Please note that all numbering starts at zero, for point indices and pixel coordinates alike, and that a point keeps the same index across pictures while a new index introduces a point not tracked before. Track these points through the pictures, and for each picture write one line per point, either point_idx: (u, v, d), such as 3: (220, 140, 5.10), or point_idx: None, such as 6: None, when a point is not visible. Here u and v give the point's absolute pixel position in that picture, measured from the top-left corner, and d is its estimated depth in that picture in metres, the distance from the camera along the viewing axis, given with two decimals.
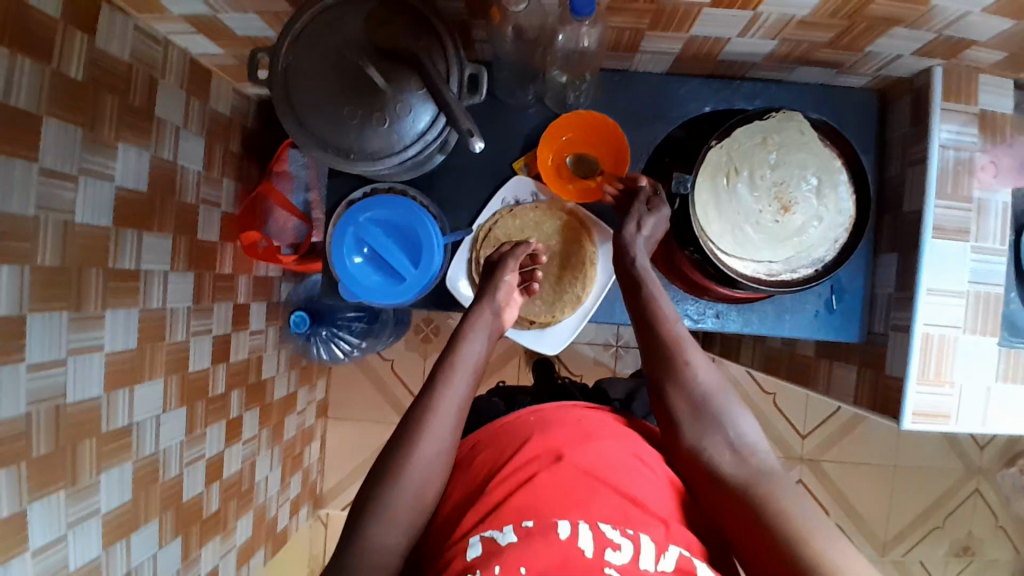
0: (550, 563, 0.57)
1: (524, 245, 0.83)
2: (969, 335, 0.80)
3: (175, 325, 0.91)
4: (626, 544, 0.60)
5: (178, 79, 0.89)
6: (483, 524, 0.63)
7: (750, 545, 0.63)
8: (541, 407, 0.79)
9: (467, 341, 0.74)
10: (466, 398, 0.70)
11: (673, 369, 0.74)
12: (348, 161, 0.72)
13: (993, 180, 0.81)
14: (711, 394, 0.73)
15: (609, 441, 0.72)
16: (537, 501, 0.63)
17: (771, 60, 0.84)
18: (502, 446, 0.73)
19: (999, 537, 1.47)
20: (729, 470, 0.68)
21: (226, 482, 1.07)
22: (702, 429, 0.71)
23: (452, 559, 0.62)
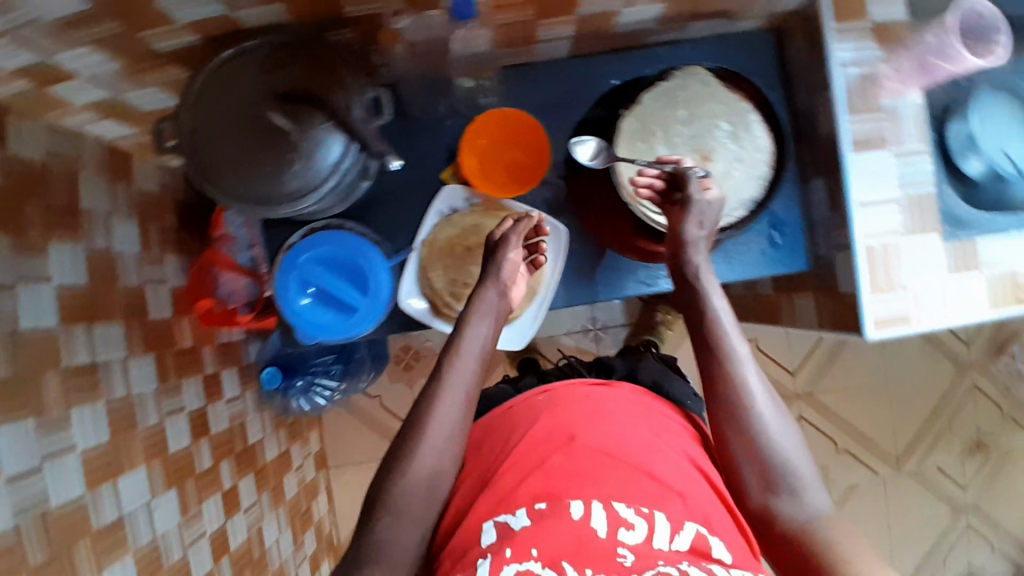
0: (564, 546, 0.65)
1: (525, 221, 0.82)
2: (909, 237, 0.83)
3: (145, 409, 0.90)
4: (640, 523, 0.67)
5: (97, 169, 0.89)
6: (499, 507, 0.71)
7: (782, 560, 0.68)
8: (551, 386, 0.85)
9: (472, 329, 0.76)
10: (473, 388, 0.73)
11: (738, 408, 0.70)
12: (271, 208, 0.71)
13: (900, 85, 0.82)
14: (778, 438, 0.70)
15: (616, 411, 0.79)
16: (550, 484, 0.71)
17: (662, 22, 0.85)
18: (513, 428, 0.80)
19: (1009, 427, 1.49)
20: (790, 519, 0.67)
21: (236, 554, 1.05)
22: (771, 480, 0.69)
23: (468, 540, 0.71)
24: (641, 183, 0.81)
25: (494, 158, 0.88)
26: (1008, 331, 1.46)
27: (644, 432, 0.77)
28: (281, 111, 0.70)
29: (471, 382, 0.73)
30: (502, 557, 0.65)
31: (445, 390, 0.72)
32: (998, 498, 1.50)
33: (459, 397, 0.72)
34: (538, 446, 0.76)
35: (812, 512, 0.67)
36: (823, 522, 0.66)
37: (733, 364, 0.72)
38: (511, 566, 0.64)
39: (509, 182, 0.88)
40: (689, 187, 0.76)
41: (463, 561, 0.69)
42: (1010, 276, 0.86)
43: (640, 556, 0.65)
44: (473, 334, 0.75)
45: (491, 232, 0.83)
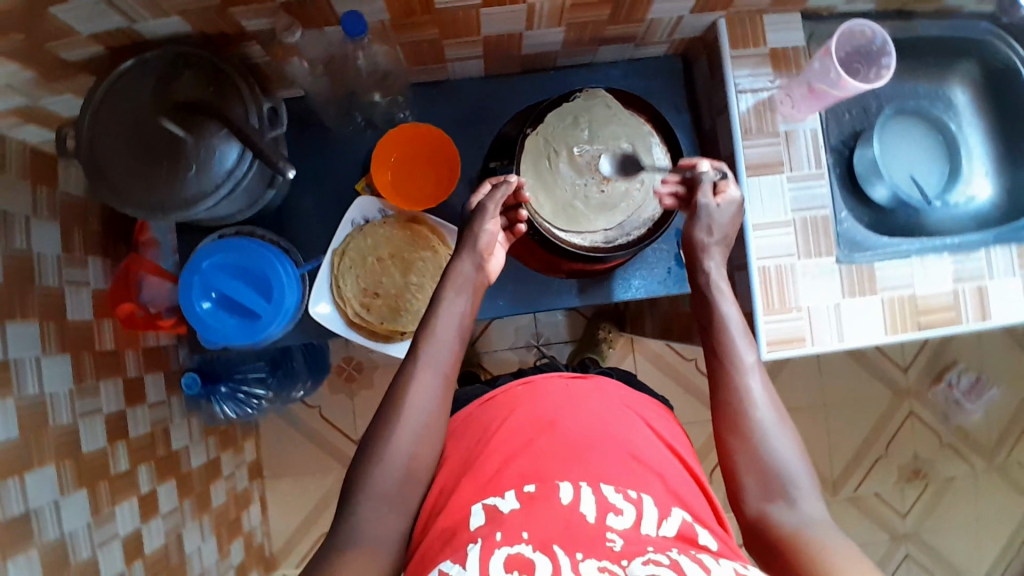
0: (553, 529, 0.60)
1: (506, 185, 0.78)
2: (804, 259, 0.85)
3: (58, 409, 0.91)
4: (629, 508, 0.64)
5: (20, 170, 0.90)
6: (484, 491, 0.66)
7: (765, 557, 0.65)
8: (532, 379, 0.80)
9: (444, 304, 0.76)
10: (450, 367, 0.74)
11: (739, 411, 0.70)
12: (165, 214, 0.72)
13: (794, 110, 0.86)
14: (777, 445, 0.68)
15: (597, 400, 0.77)
16: (539, 466, 0.67)
17: (569, 46, 0.89)
18: (494, 418, 0.76)
19: (948, 454, 1.50)
20: (781, 524, 0.65)
21: (151, 558, 1.05)
22: (768, 485, 0.67)
23: (451, 526, 0.64)
24: (663, 193, 0.81)
25: (405, 174, 0.89)
26: (945, 357, 1.48)
27: (625, 418, 0.76)
28: (176, 121, 0.72)
29: (447, 363, 0.73)
30: (492, 540, 0.59)
31: (421, 366, 0.73)
32: (938, 526, 1.50)
33: (436, 374, 0.72)
34: (521, 433, 0.72)
35: (808, 518, 0.65)
36: (816, 528, 0.64)
37: (735, 368, 0.72)
38: (502, 549, 0.58)
39: (422, 195, 0.89)
40: (701, 191, 0.77)
41: (446, 548, 0.62)
42: (908, 298, 0.88)
43: (628, 541, 0.60)
44: (447, 311, 0.75)
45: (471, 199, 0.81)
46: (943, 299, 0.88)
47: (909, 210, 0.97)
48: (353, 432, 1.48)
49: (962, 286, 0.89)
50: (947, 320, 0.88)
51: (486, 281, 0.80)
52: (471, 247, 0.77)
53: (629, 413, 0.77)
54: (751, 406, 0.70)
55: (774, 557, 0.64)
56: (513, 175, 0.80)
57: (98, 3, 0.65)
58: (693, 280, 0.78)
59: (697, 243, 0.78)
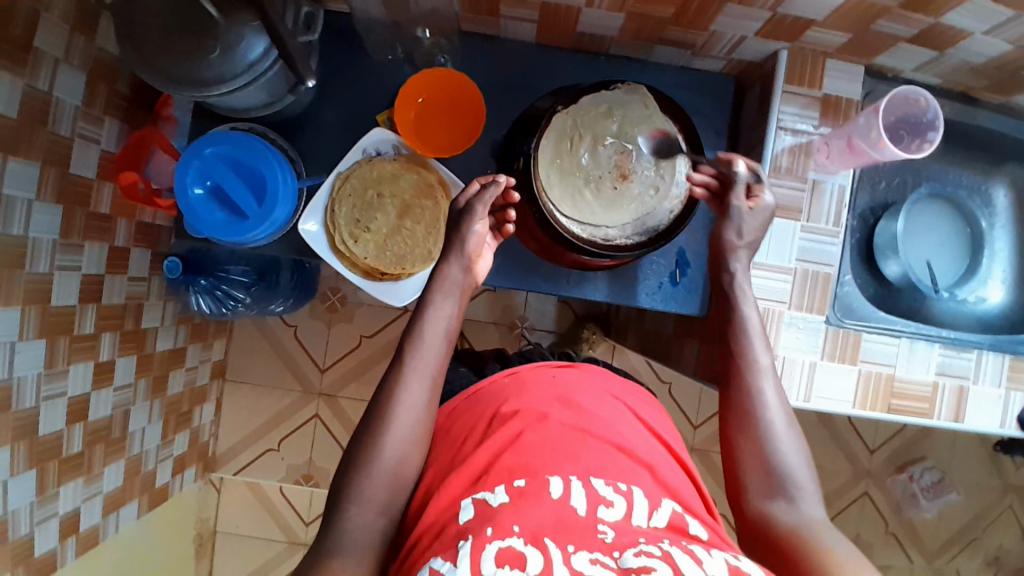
0: (545, 520, 0.58)
1: (494, 186, 0.79)
2: (794, 311, 0.83)
3: (37, 256, 0.92)
4: (619, 501, 0.63)
5: (62, 12, 0.91)
6: (474, 487, 0.64)
7: (762, 552, 0.65)
8: (517, 370, 0.81)
9: (433, 308, 0.76)
10: (437, 371, 0.74)
11: (750, 412, 0.70)
12: (178, 88, 0.72)
13: (828, 161, 0.83)
14: (786, 450, 0.68)
15: (585, 392, 0.78)
16: (526, 458, 0.66)
17: (626, 36, 0.87)
18: (485, 408, 0.76)
19: (890, 544, 1.49)
20: (782, 517, 0.65)
21: (93, 426, 1.07)
22: (771, 486, 0.66)
23: (440, 521, 0.63)
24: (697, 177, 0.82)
25: (429, 119, 0.89)
26: (915, 450, 1.47)
27: (614, 411, 0.76)
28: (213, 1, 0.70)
29: (435, 365, 0.74)
30: (483, 536, 0.57)
31: (408, 375, 0.72)
32: None
33: (424, 381, 0.73)
34: (510, 424, 0.71)
35: (810, 519, 0.64)
36: (816, 530, 0.63)
37: (753, 370, 0.72)
38: (493, 544, 0.55)
39: (439, 143, 0.89)
40: (735, 191, 0.78)
41: (435, 544, 0.59)
42: (887, 377, 0.86)
43: (619, 533, 0.59)
44: (435, 314, 0.76)
45: (456, 198, 0.81)
46: (921, 389, 0.87)
47: (916, 293, 0.95)
48: (321, 361, 1.49)
49: (944, 380, 0.87)
50: (918, 410, 0.87)
51: (474, 283, 0.81)
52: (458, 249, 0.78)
53: (616, 403, 0.78)
54: (763, 409, 0.70)
55: (776, 552, 0.63)
56: (499, 175, 0.80)
57: None
58: (720, 280, 0.79)
59: (725, 244, 0.79)
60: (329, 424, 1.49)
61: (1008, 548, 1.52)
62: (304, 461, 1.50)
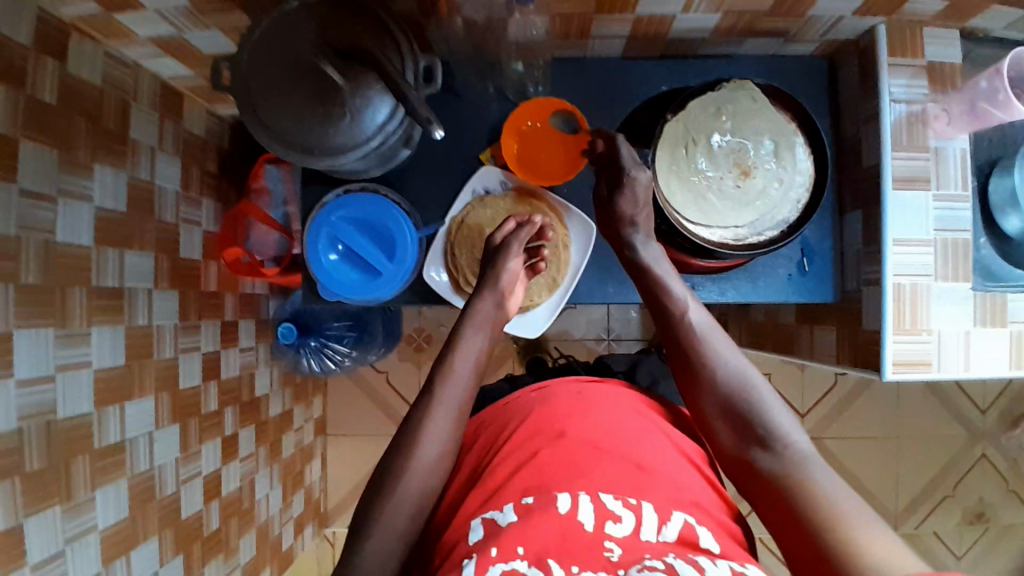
0: (551, 540, 0.60)
1: (529, 226, 0.86)
2: (941, 281, 0.82)
3: (163, 342, 0.93)
4: (628, 515, 0.63)
5: (150, 102, 0.92)
6: (488, 504, 0.67)
7: (767, 506, 0.68)
8: (545, 384, 0.83)
9: (466, 341, 0.78)
10: (463, 404, 0.74)
11: (702, 376, 0.77)
12: (313, 158, 0.73)
13: (947, 127, 0.83)
14: (769, 408, 0.73)
15: (605, 405, 0.77)
16: (540, 478, 0.67)
17: (718, 35, 0.86)
18: (507, 423, 0.78)
19: (1012, 502, 1.46)
20: (773, 466, 0.69)
21: (226, 500, 1.07)
22: (748, 442, 0.72)
23: (455, 539, 0.66)
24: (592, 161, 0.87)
25: (535, 146, 0.89)
26: None
27: (637, 427, 0.75)
28: (335, 67, 0.71)
29: (459, 396, 0.74)
30: (487, 555, 0.59)
31: (436, 405, 0.73)
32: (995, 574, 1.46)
33: (449, 412, 0.73)
34: (529, 442, 0.73)
35: (792, 456, 0.69)
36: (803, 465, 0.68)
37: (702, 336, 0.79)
38: (497, 566, 0.58)
39: (548, 172, 0.89)
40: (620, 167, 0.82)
41: (447, 563, 0.63)
42: None
43: (627, 549, 0.60)
44: (466, 348, 0.78)
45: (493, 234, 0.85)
46: None
47: None
48: None
49: None
50: None
51: (506, 317, 0.83)
52: (492, 284, 0.81)
53: (643, 420, 0.77)
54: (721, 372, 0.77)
55: (785, 513, 0.65)
56: (534, 217, 0.87)
57: None
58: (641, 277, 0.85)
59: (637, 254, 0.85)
60: None
61: None
62: None
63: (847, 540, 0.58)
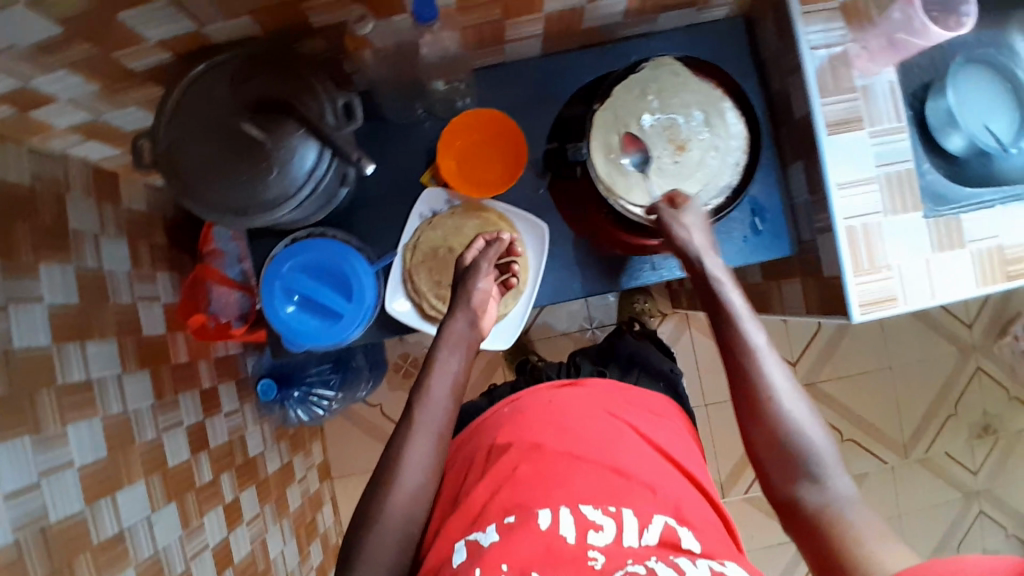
0: (534, 555, 0.65)
1: (497, 244, 0.85)
2: (891, 216, 0.82)
3: (142, 424, 0.92)
4: (608, 523, 0.68)
5: (84, 188, 0.91)
6: (472, 527, 0.72)
7: (795, 535, 0.70)
8: (517, 397, 0.87)
9: (439, 363, 0.79)
10: (444, 425, 0.76)
11: (755, 396, 0.73)
12: (248, 218, 0.72)
13: (871, 64, 0.82)
14: (811, 436, 0.71)
15: (579, 417, 0.82)
16: (519, 496, 0.72)
17: (630, 16, 0.86)
18: (484, 440, 0.83)
19: (1017, 408, 1.48)
20: (811, 502, 0.69)
21: (240, 566, 1.06)
22: (792, 469, 0.71)
23: (441, 562, 0.70)
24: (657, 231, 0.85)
25: (471, 159, 0.88)
26: (1009, 310, 1.45)
27: (612, 432, 0.80)
28: (256, 123, 0.71)
29: (440, 423, 0.76)
30: None
31: (417, 430, 0.75)
32: (1009, 483, 1.48)
33: (430, 436, 0.75)
34: (507, 459, 0.78)
35: (832, 493, 0.69)
36: (842, 503, 0.68)
37: (755, 359, 0.74)
38: None
39: (490, 180, 0.88)
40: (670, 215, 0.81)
41: None
42: (996, 249, 0.85)
43: (610, 557, 0.65)
44: (441, 369, 0.79)
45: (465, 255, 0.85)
46: None
47: (983, 159, 0.95)
48: None
49: None
50: None
51: (481, 337, 0.83)
52: (465, 307, 0.81)
53: (613, 422, 0.82)
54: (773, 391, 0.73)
55: (817, 551, 0.67)
56: (502, 234, 0.86)
57: (168, 7, 0.63)
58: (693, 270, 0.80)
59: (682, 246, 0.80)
60: None
61: None
62: None
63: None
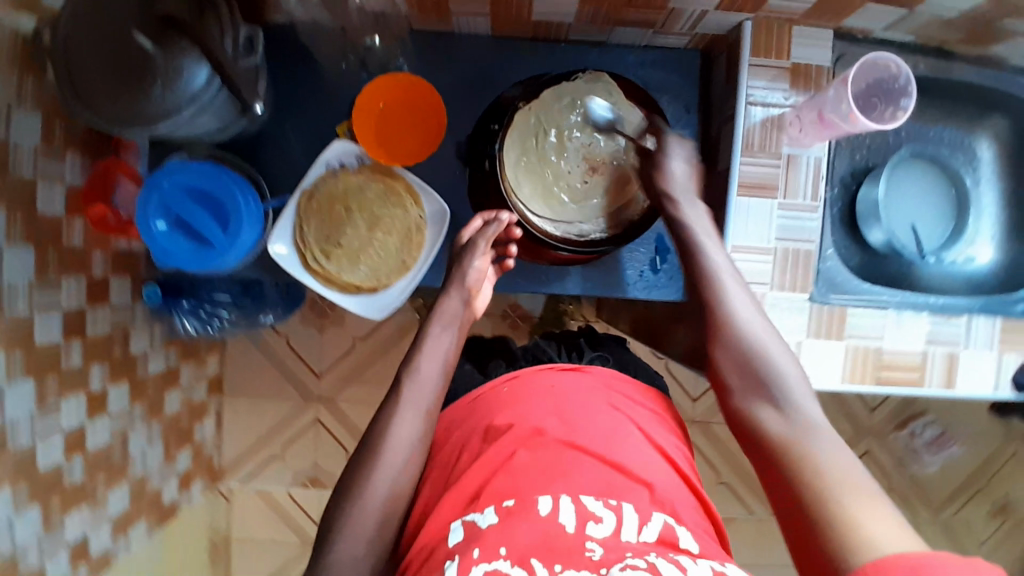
0: (532, 543, 0.56)
1: (495, 223, 0.81)
2: (778, 291, 0.82)
3: (14, 299, 0.87)
4: (608, 516, 0.60)
5: (9, 58, 0.83)
6: (467, 508, 0.62)
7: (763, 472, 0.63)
8: (516, 375, 0.77)
9: (432, 338, 0.77)
10: (434, 405, 0.73)
11: (720, 325, 0.72)
12: (123, 128, 0.70)
13: (800, 134, 0.80)
14: (778, 365, 0.68)
15: (581, 402, 0.72)
16: (515, 480, 0.63)
17: (582, 21, 0.83)
18: (483, 416, 0.72)
19: (894, 498, 1.50)
20: (773, 430, 0.64)
21: (91, 455, 1.05)
22: (759, 393, 0.67)
23: (430, 544, 0.62)
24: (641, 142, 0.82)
25: (388, 124, 0.85)
26: (913, 406, 1.47)
27: (614, 420, 0.71)
28: (148, 35, 0.68)
29: (429, 399, 0.73)
30: (468, 558, 0.55)
31: (404, 407, 0.71)
32: None
33: (419, 413, 0.72)
34: (502, 441, 0.67)
35: (798, 419, 0.63)
36: (806, 433, 0.62)
37: (718, 286, 0.74)
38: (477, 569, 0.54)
39: (404, 151, 0.86)
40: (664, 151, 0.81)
41: (426, 567, 0.60)
42: (874, 350, 0.84)
43: (608, 549, 0.56)
44: (433, 345, 0.77)
45: (460, 235, 0.84)
46: (911, 358, 0.85)
47: (902, 260, 0.93)
48: (316, 366, 1.50)
49: (934, 349, 0.85)
50: (910, 379, 0.85)
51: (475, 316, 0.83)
52: (458, 283, 0.81)
53: (615, 413, 0.72)
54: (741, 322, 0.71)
55: (779, 482, 0.60)
56: (502, 212, 0.82)
57: None
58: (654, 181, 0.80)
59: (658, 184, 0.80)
60: (331, 427, 1.51)
61: (1017, 495, 1.51)
62: (309, 466, 1.52)
63: (845, 515, 0.53)
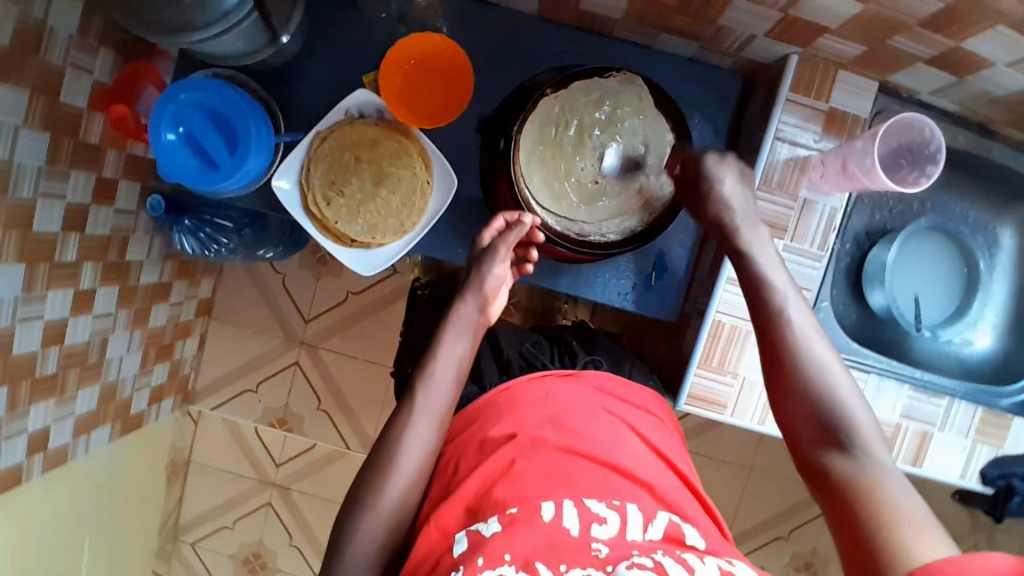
0: (536, 545, 0.56)
1: (518, 228, 0.77)
2: None
3: (21, 181, 0.85)
4: (613, 516, 0.60)
5: None
6: (470, 517, 0.61)
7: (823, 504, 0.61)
8: (509, 385, 0.76)
9: (449, 343, 0.74)
10: (446, 410, 0.71)
11: (779, 341, 0.67)
12: (146, 31, 0.69)
13: (821, 179, 0.79)
14: (841, 389, 0.63)
15: (574, 407, 0.72)
16: (516, 487, 0.62)
17: (630, 20, 0.82)
18: (481, 427, 0.71)
19: None
20: (836, 463, 0.61)
21: (68, 350, 1.04)
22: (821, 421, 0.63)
23: (434, 557, 0.60)
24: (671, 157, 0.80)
25: (413, 83, 0.85)
26: None
27: (606, 423, 0.71)
28: None
29: (442, 408, 0.71)
30: (474, 567, 0.54)
31: (417, 412, 0.69)
32: None
33: (432, 421, 0.69)
34: (499, 451, 0.66)
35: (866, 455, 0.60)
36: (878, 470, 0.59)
37: (783, 300, 0.69)
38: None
39: (427, 113, 0.85)
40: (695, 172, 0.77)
41: None
42: None
43: (614, 548, 0.57)
44: (445, 354, 0.73)
45: (481, 236, 0.79)
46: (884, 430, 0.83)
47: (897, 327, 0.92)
48: (306, 309, 1.50)
49: (907, 424, 0.84)
50: None
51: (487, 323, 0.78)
52: (476, 288, 0.76)
53: (610, 418, 0.72)
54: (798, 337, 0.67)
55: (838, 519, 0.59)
56: (524, 216, 0.78)
57: None
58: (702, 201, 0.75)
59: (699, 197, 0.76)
60: (308, 372, 1.52)
61: None
62: (281, 405, 1.53)
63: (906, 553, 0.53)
